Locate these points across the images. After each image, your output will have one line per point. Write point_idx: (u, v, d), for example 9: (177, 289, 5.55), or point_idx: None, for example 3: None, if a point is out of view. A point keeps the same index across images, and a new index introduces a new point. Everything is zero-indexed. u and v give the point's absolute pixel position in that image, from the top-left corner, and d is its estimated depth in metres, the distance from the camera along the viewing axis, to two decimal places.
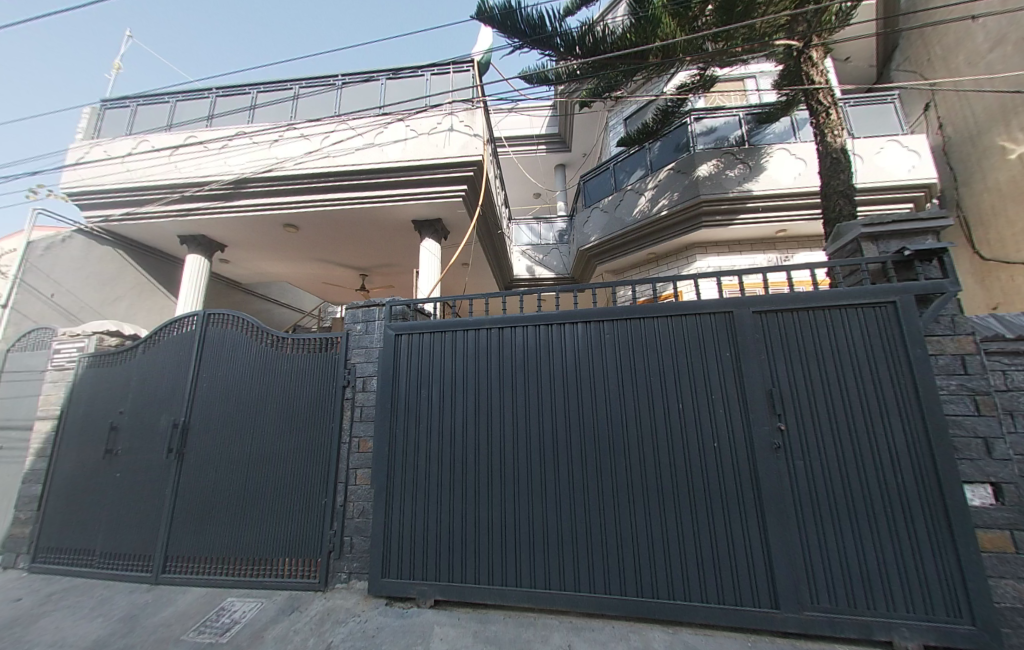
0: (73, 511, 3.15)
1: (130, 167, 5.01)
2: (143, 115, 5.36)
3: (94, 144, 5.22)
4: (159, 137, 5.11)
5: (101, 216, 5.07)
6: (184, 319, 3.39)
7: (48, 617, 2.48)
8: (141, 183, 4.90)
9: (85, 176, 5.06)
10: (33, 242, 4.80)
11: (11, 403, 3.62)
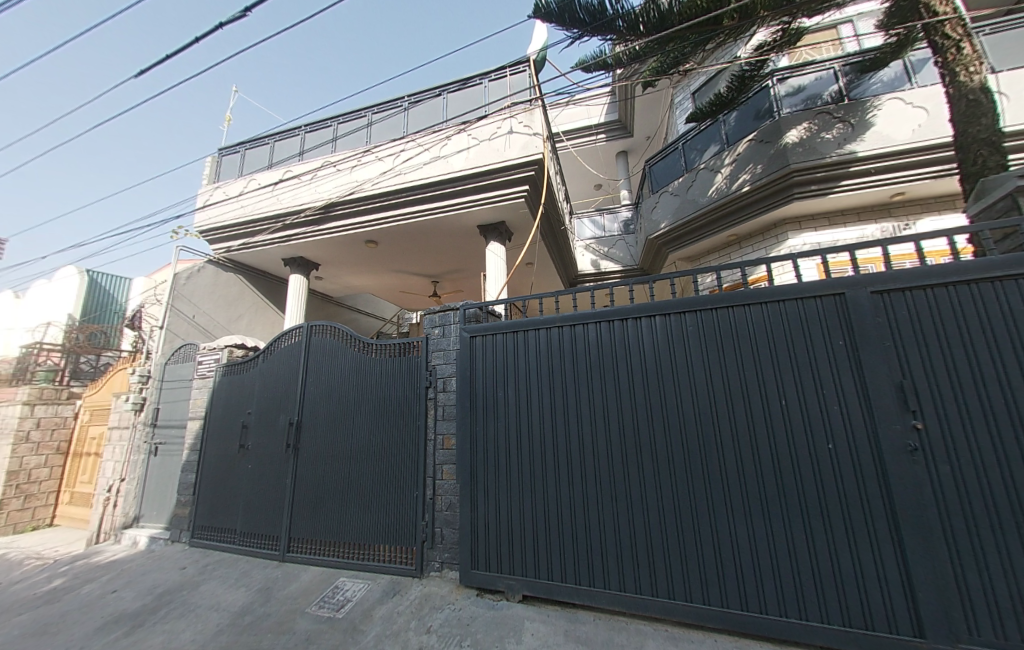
0: (219, 495, 3.76)
1: (243, 203, 5.87)
2: (250, 158, 6.25)
3: (216, 187, 6.21)
4: (263, 175, 5.93)
5: (224, 247, 6.02)
6: (292, 331, 3.88)
7: (206, 584, 3.00)
8: (252, 216, 5.71)
9: (211, 215, 6.04)
10: (180, 273, 5.73)
11: (171, 405, 4.44)
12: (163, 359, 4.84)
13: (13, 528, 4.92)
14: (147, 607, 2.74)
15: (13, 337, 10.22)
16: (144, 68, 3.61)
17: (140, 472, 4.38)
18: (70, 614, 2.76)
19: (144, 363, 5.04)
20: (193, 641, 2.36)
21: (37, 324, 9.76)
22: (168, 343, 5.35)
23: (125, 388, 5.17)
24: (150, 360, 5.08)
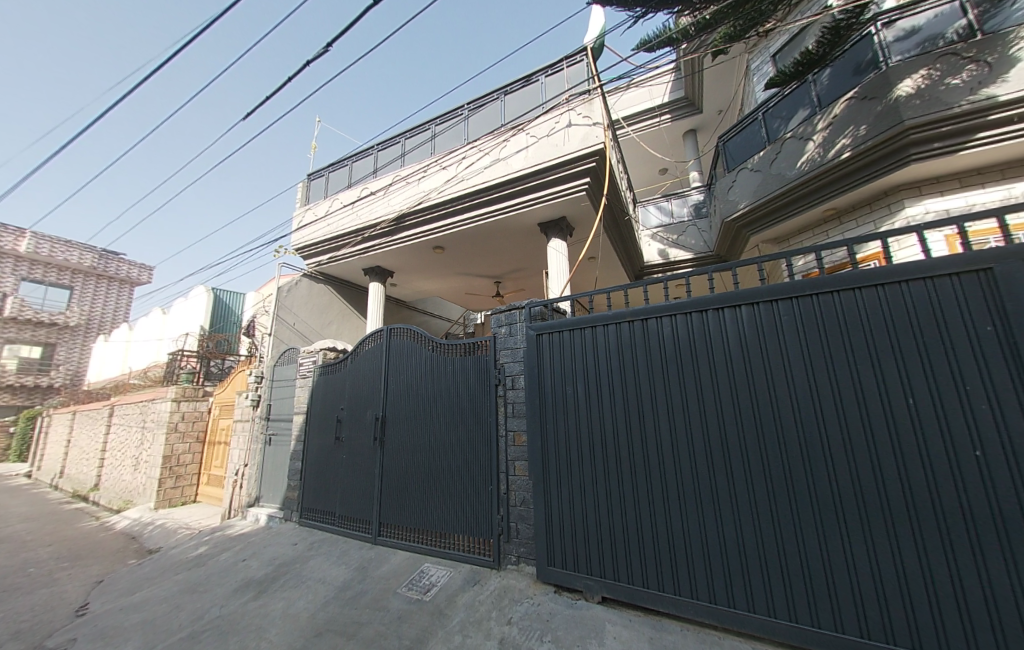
0: (320, 481, 4.24)
1: (328, 222, 6.57)
2: (333, 180, 6.97)
3: (307, 209, 7.03)
4: (344, 195, 6.56)
5: (315, 262, 6.78)
6: (374, 334, 4.24)
7: (314, 559, 3.40)
8: (336, 232, 6.36)
9: (303, 234, 6.85)
10: (282, 286, 6.55)
11: (280, 402, 5.11)
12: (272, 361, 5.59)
13: (169, 502, 6.05)
14: (269, 575, 3.20)
15: (163, 346, 12.53)
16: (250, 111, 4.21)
17: (259, 459, 5.10)
18: (214, 576, 3.32)
19: (259, 365, 5.90)
20: (306, 609, 2.70)
21: (179, 334, 11.87)
22: (276, 348, 6.26)
23: (244, 387, 6.07)
24: (262, 363, 5.89)
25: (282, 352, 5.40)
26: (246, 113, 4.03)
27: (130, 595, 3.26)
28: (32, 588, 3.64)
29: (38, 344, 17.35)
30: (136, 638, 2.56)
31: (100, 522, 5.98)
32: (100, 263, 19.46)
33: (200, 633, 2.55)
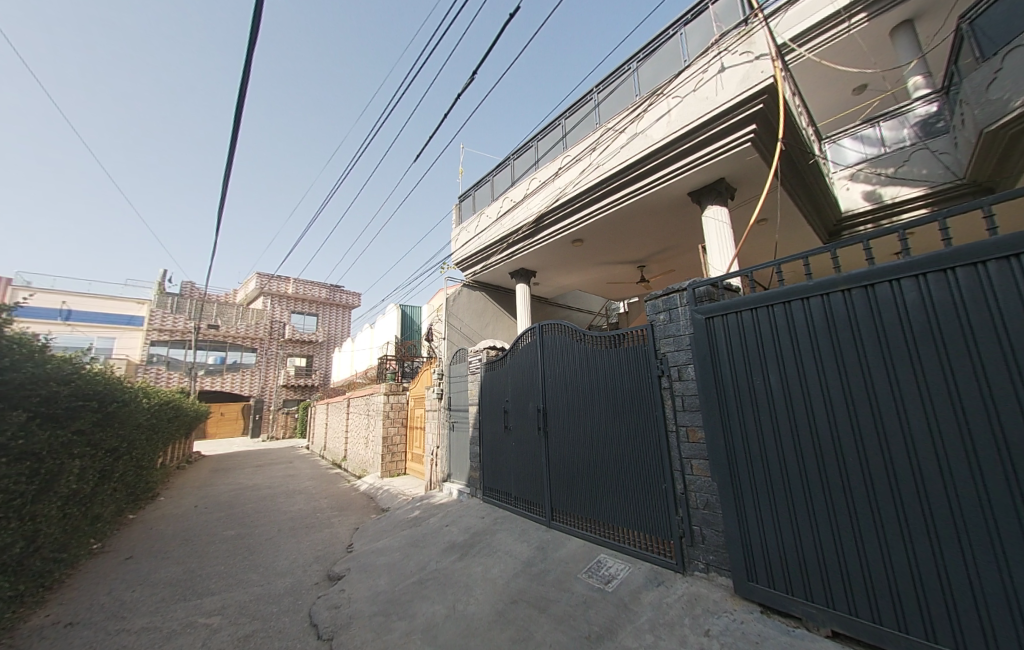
0: (496, 466, 4.76)
1: (479, 235, 7.38)
2: (479, 197, 7.83)
3: (461, 228, 8.07)
4: (490, 208, 7.29)
5: (471, 271, 7.71)
6: (529, 332, 4.53)
7: (499, 533, 3.84)
8: (486, 241, 7.08)
9: (460, 249, 7.87)
10: (447, 297, 7.62)
11: (457, 395, 5.98)
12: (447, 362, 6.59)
13: (389, 473, 7.83)
14: (467, 541, 3.77)
15: (373, 352, 16.33)
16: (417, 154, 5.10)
17: (447, 443, 6.09)
18: (427, 536, 4.11)
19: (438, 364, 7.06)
20: (500, 576, 3.06)
21: (382, 343, 15.27)
22: (450, 348, 7.41)
23: (430, 383, 7.35)
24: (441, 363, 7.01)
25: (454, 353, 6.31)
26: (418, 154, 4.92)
27: (376, 541, 4.33)
28: (322, 526, 5.22)
29: (304, 356, 24.76)
30: (385, 576, 3.37)
31: (351, 484, 8.17)
32: (332, 296, 27.05)
33: (425, 581, 3.17)
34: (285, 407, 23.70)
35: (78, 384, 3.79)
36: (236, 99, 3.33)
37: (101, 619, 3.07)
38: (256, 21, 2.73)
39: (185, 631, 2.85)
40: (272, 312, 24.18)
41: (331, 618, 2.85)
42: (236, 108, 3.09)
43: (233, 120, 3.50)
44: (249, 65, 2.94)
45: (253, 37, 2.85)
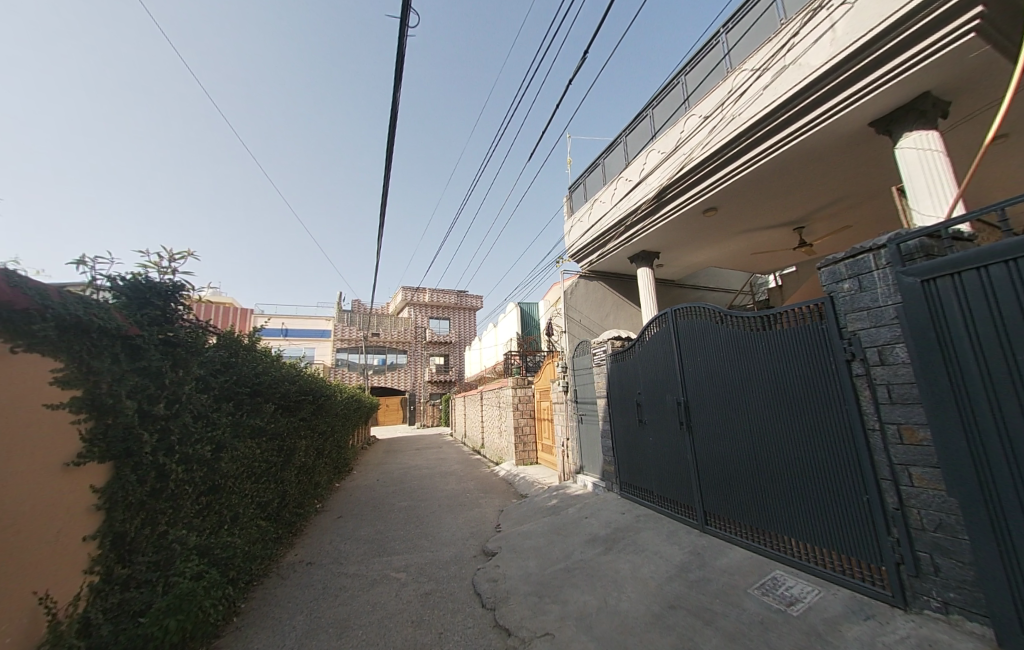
0: (633, 461, 4.57)
1: (591, 220, 7.24)
2: (590, 182, 7.66)
3: (573, 217, 8.02)
4: (601, 192, 7.13)
5: (587, 261, 7.59)
6: (661, 319, 4.18)
7: (644, 532, 3.66)
8: (601, 227, 6.86)
9: (574, 239, 7.81)
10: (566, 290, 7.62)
11: (584, 387, 5.93)
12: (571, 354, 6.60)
13: (524, 461, 8.31)
14: (611, 535, 3.71)
15: (499, 348, 17.62)
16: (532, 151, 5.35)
17: (576, 435, 6.12)
18: (569, 525, 4.20)
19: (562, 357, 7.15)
20: (652, 577, 2.91)
21: (506, 340, 16.36)
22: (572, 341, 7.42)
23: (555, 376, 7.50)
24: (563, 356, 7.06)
25: (577, 345, 6.28)
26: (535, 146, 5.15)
27: (520, 525, 4.61)
28: (472, 506, 5.85)
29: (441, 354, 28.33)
30: (533, 559, 3.56)
31: (491, 469, 8.96)
32: (459, 300, 30.29)
33: (573, 570, 3.24)
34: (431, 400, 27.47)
35: (301, 381, 5.07)
36: (389, 130, 3.97)
37: (328, 562, 4.03)
38: (400, 63, 3.17)
39: (382, 581, 3.53)
40: (415, 318, 28.26)
41: (492, 590, 3.15)
42: (390, 137, 3.69)
43: (385, 149, 4.18)
44: (397, 98, 3.44)
45: (397, 80, 3.35)
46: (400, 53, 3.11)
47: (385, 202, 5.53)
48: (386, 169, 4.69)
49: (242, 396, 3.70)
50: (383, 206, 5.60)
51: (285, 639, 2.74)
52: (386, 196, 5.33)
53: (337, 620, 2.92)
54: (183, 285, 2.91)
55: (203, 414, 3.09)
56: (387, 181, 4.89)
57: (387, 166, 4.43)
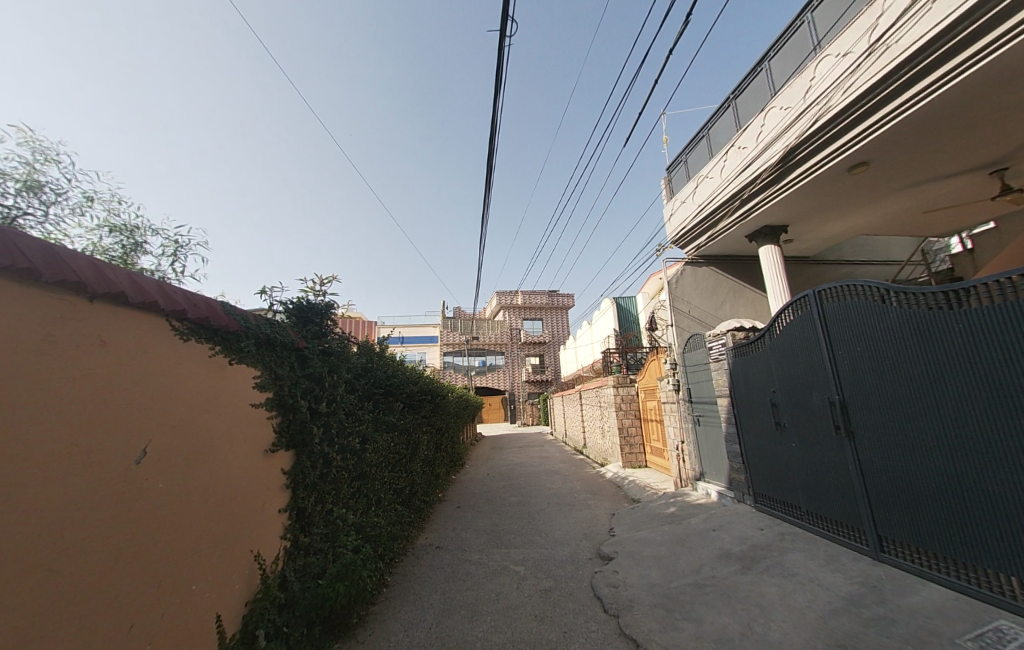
0: (771, 470, 4.00)
1: (697, 199, 6.76)
2: (693, 158, 7.14)
3: (674, 199, 7.55)
4: (707, 167, 6.62)
5: (695, 246, 7.03)
6: (801, 302, 3.60)
7: (793, 553, 3.15)
8: (710, 206, 6.34)
9: (677, 223, 7.31)
10: (670, 279, 7.05)
11: (699, 385, 5.50)
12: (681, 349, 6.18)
13: (631, 463, 7.95)
14: (748, 553, 3.29)
15: (596, 346, 17.19)
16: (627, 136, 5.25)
17: (693, 438, 5.66)
18: (693, 537, 3.85)
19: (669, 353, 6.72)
20: (810, 608, 2.47)
21: (603, 337, 15.90)
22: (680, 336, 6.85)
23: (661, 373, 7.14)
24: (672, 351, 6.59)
25: (688, 340, 5.87)
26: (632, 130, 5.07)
27: (636, 531, 4.39)
28: (582, 506, 5.80)
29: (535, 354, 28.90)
30: (655, 568, 3.36)
31: (596, 469, 8.79)
32: (551, 300, 30.60)
33: (704, 586, 2.95)
34: (528, 399, 28.21)
35: (422, 382, 5.68)
36: (491, 134, 4.20)
37: (453, 548, 4.40)
38: (499, 73, 3.36)
39: (503, 572, 3.70)
40: (510, 320, 29.29)
41: (614, 595, 3.05)
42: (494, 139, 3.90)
43: (488, 154, 4.46)
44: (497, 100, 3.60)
45: (497, 84, 3.50)
46: (499, 64, 3.30)
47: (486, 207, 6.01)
48: (488, 172, 4.98)
49: (379, 395, 4.30)
50: (485, 211, 6.08)
51: (425, 614, 3.05)
52: (488, 202, 5.77)
53: (468, 604, 3.16)
54: (332, 302, 3.45)
55: (352, 411, 3.67)
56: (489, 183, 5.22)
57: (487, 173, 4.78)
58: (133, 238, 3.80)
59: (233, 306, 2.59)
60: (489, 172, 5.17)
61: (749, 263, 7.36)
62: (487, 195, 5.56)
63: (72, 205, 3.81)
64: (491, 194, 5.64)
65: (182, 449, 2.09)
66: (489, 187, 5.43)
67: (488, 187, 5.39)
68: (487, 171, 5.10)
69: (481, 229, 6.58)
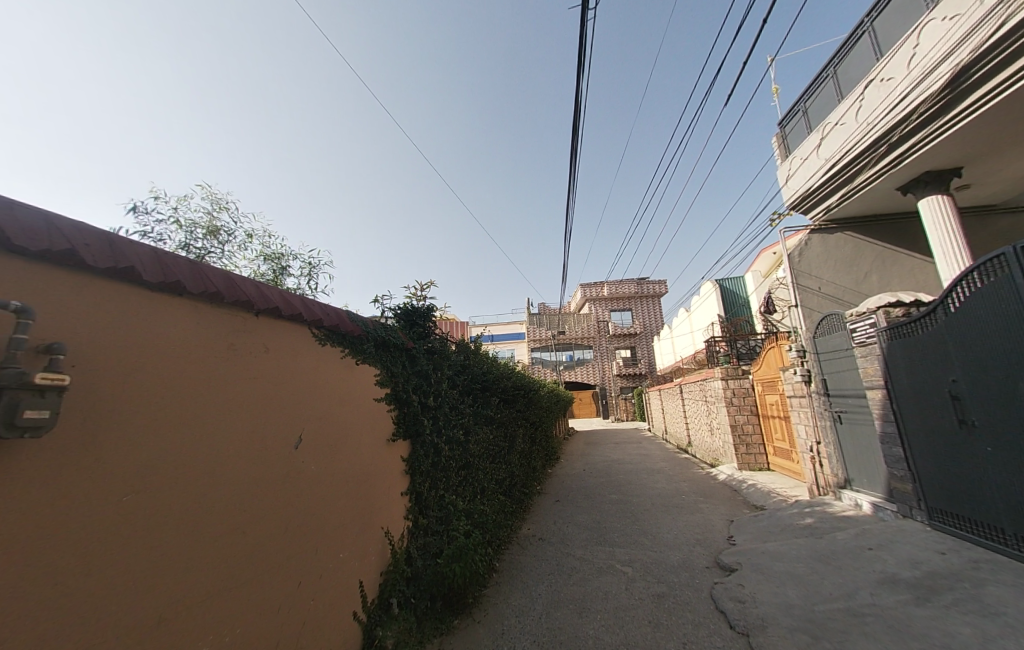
0: (954, 480, 3.15)
1: (824, 154, 5.75)
2: (818, 106, 6.09)
3: (792, 158, 6.53)
4: (838, 111, 5.54)
5: (823, 209, 5.93)
6: (991, 265, 2.76)
7: (996, 587, 2.43)
8: (843, 159, 5.32)
9: (797, 185, 6.30)
10: (792, 252, 6.06)
11: (840, 376, 4.76)
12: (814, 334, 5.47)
13: (749, 465, 7.08)
14: (924, 582, 2.63)
15: (697, 336, 15.67)
16: (727, 95, 4.71)
17: (834, 437, 4.90)
18: (841, 555, 3.24)
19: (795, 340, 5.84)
20: None
21: (705, 325, 14.43)
22: (807, 318, 5.87)
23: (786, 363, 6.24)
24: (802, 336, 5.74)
25: (823, 322, 5.18)
26: (730, 91, 4.52)
27: (763, 542, 3.86)
28: (692, 509, 5.34)
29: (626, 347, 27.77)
30: (792, 587, 2.91)
31: (706, 470, 8.03)
32: (640, 289, 28.93)
33: (862, 615, 2.44)
34: (621, 394, 27.15)
35: (515, 377, 5.85)
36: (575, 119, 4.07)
37: (556, 541, 4.43)
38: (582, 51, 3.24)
39: (609, 571, 3.59)
40: (597, 313, 28.42)
41: (740, 611, 2.72)
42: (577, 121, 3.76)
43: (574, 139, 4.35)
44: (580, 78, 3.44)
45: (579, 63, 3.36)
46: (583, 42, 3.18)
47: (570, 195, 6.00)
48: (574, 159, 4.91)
49: (477, 390, 4.54)
50: (571, 201, 6.04)
51: (534, 603, 3.13)
52: (573, 191, 5.71)
53: (575, 599, 3.14)
54: (431, 306, 3.74)
55: (455, 405, 3.95)
56: (573, 170, 5.17)
57: (570, 160, 4.71)
58: (280, 264, 4.63)
59: (356, 314, 2.97)
60: (573, 159, 5.12)
61: (902, 223, 5.95)
62: (571, 185, 5.52)
63: (239, 243, 4.81)
64: (577, 181, 5.57)
65: (329, 437, 2.49)
66: (574, 174, 5.34)
67: (572, 175, 5.33)
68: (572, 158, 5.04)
69: (568, 219, 6.56)
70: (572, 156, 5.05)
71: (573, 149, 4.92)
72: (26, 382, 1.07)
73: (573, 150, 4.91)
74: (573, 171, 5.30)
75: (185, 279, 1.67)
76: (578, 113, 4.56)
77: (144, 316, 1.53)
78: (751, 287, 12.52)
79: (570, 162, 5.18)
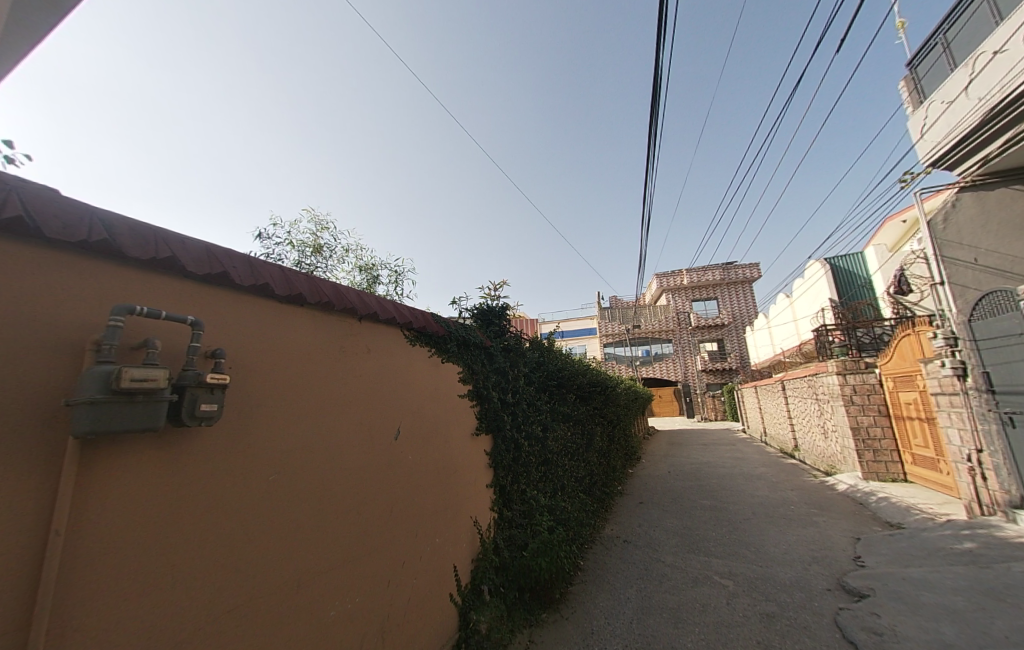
0: None
1: (975, 94, 4.63)
2: (969, 35, 4.91)
3: (929, 104, 5.36)
4: (999, 36, 4.39)
5: (979, 160, 4.73)
6: None
7: None
8: (1005, 97, 4.19)
9: (939, 137, 5.17)
10: (933, 218, 5.12)
11: (1009, 368, 4.05)
12: (966, 319, 4.66)
13: (877, 475, 6.03)
14: None
15: (801, 324, 13.74)
16: (839, 41, 4.02)
17: (1004, 444, 4.05)
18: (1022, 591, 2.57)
19: (942, 325, 4.94)
20: None
21: (813, 312, 12.56)
22: (959, 298, 4.79)
23: (929, 355, 5.21)
24: (951, 322, 4.82)
25: (981, 306, 4.59)
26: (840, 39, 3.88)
27: (903, 567, 3.25)
28: (805, 522, 4.70)
29: (712, 340, 25.52)
30: (950, 623, 2.39)
31: (818, 478, 7.02)
32: (726, 276, 26.33)
33: None
34: (708, 391, 24.95)
35: (591, 374, 5.72)
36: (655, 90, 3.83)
37: (643, 545, 4.25)
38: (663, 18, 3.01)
39: (706, 582, 3.33)
40: (677, 304, 26.55)
41: (878, 644, 2.32)
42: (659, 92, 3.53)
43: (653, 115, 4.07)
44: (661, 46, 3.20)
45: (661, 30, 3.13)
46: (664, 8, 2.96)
47: (648, 174, 5.64)
48: (653, 136, 4.62)
49: (553, 387, 4.53)
50: (648, 182, 5.69)
51: (624, 607, 3.04)
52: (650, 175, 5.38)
53: (669, 607, 2.97)
54: (506, 304, 3.83)
55: (533, 402, 4.00)
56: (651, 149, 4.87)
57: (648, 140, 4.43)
58: (372, 274, 5.14)
59: (439, 315, 3.17)
60: (651, 139, 4.80)
61: None
62: (649, 167, 5.18)
63: (338, 257, 5.45)
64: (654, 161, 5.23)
65: (423, 429, 2.69)
66: (651, 155, 5.03)
67: (650, 157, 5.00)
68: (650, 137, 4.74)
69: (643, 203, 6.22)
70: (649, 137, 4.73)
71: (650, 129, 4.61)
72: (201, 380, 1.34)
73: (652, 130, 4.59)
74: (651, 152, 4.97)
75: (306, 291, 1.92)
76: (656, 89, 4.24)
77: (276, 322, 1.80)
78: (874, 263, 10.55)
79: (646, 142, 4.85)
